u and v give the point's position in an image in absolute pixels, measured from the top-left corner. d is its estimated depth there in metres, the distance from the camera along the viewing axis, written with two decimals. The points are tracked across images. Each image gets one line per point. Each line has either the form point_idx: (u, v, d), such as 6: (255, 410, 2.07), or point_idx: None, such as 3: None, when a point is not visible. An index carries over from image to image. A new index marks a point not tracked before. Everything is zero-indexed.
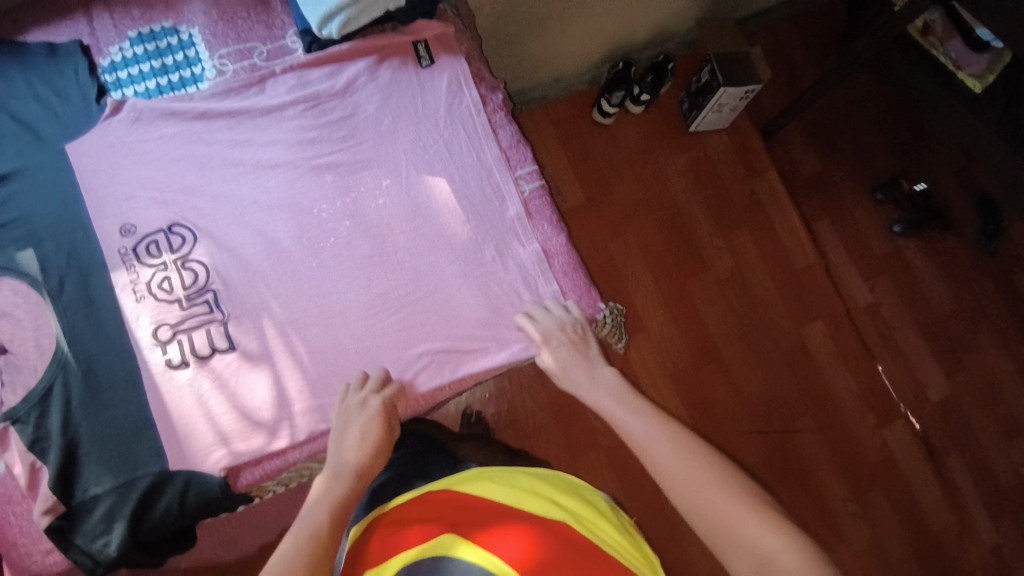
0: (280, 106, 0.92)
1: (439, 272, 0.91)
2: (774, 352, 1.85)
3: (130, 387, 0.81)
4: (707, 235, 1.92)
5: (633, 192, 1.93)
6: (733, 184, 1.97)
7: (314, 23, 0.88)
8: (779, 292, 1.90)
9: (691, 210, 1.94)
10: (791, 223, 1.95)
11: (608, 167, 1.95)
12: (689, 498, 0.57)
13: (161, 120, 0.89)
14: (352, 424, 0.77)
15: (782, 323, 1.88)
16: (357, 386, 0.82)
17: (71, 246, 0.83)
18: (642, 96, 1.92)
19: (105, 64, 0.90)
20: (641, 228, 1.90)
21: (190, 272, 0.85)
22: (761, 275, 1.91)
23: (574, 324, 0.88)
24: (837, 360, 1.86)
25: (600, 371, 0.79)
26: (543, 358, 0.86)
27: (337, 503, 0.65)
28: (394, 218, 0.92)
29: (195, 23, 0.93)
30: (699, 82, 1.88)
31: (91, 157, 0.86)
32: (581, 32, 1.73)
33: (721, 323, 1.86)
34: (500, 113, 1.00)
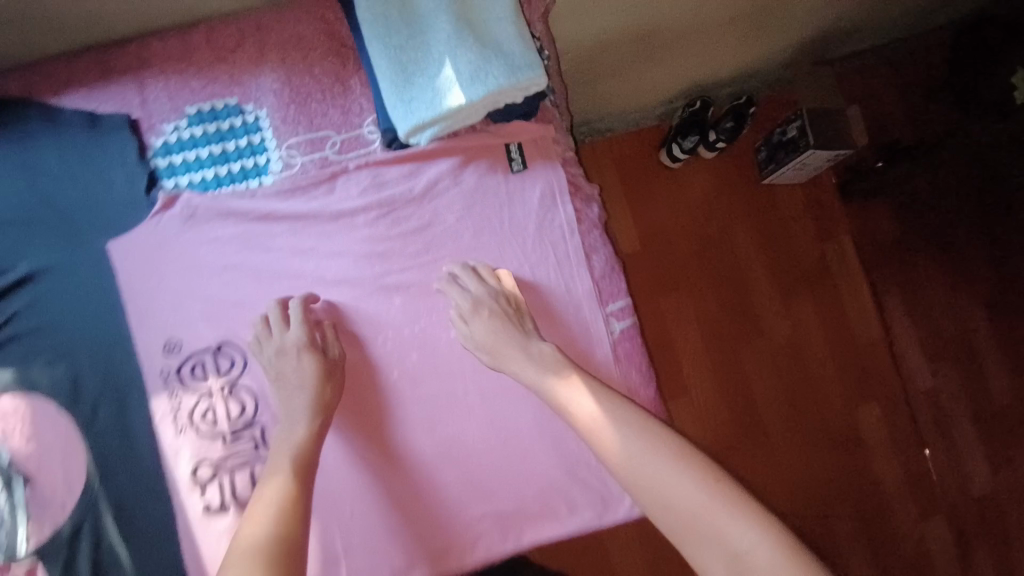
0: (351, 215, 0.80)
1: (511, 423, 0.81)
2: (829, 440, 1.46)
3: (166, 529, 0.74)
4: (761, 281, 1.49)
5: (688, 237, 1.48)
6: (796, 224, 1.52)
7: (407, 130, 0.73)
8: (839, 373, 1.49)
9: (743, 249, 1.50)
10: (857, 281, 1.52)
11: (651, 191, 1.49)
12: (660, 498, 0.66)
13: (218, 220, 0.78)
14: (286, 370, 0.76)
15: (834, 404, 1.48)
16: (264, 334, 0.77)
17: (106, 366, 0.75)
18: (718, 143, 1.43)
19: (156, 144, 0.78)
20: (682, 266, 1.47)
21: (237, 402, 0.77)
22: (822, 348, 1.50)
23: (506, 295, 0.80)
24: (887, 446, 1.48)
25: (538, 351, 0.77)
26: (474, 331, 0.79)
27: (296, 459, 0.71)
28: (466, 354, 0.82)
29: (264, 104, 0.80)
30: (784, 134, 1.41)
31: (139, 261, 0.76)
32: (679, 76, 1.35)
33: (765, 390, 1.46)
34: (595, 232, 0.87)
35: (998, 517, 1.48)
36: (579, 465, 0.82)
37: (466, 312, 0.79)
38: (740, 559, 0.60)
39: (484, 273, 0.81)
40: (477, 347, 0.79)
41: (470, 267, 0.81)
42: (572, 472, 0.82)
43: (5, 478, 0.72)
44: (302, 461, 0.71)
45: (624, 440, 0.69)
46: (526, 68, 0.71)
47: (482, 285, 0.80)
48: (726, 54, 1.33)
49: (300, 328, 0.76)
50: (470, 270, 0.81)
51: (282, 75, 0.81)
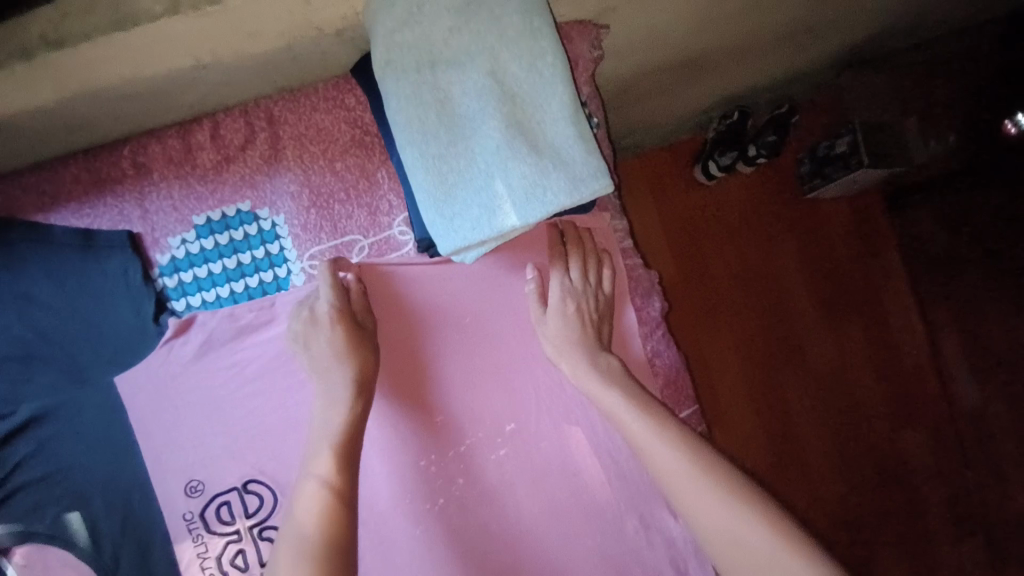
0: (394, 293, 0.73)
1: (570, 551, 0.74)
2: (873, 476, 1.27)
3: None
4: (801, 299, 1.28)
5: (723, 252, 1.27)
6: (840, 233, 1.29)
7: (451, 249, 0.63)
8: (883, 397, 1.29)
9: (782, 262, 1.28)
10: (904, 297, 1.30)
11: (688, 207, 1.27)
12: (716, 534, 0.57)
13: (237, 341, 0.70)
14: (317, 345, 0.67)
15: (875, 430, 1.29)
16: (303, 307, 0.69)
17: (125, 509, 0.68)
18: (758, 159, 1.18)
19: (163, 261, 0.70)
20: (715, 286, 1.27)
21: (268, 545, 0.69)
22: (866, 369, 1.29)
23: (598, 299, 0.74)
24: (936, 480, 1.28)
25: (604, 364, 0.70)
26: (552, 317, 0.73)
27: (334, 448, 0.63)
28: (517, 474, 0.74)
29: (282, 209, 0.70)
30: (832, 147, 1.17)
31: (149, 392, 0.68)
32: (734, 87, 1.08)
33: (805, 419, 1.28)
34: (658, 332, 0.79)
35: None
36: None
37: (557, 300, 0.72)
38: None
39: (587, 260, 0.75)
40: (550, 342, 0.72)
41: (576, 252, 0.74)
42: None
43: None
44: (344, 451, 0.63)
45: (667, 467, 0.61)
46: (588, 179, 0.60)
47: (572, 281, 0.73)
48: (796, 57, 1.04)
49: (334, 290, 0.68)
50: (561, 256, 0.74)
51: (300, 175, 0.70)
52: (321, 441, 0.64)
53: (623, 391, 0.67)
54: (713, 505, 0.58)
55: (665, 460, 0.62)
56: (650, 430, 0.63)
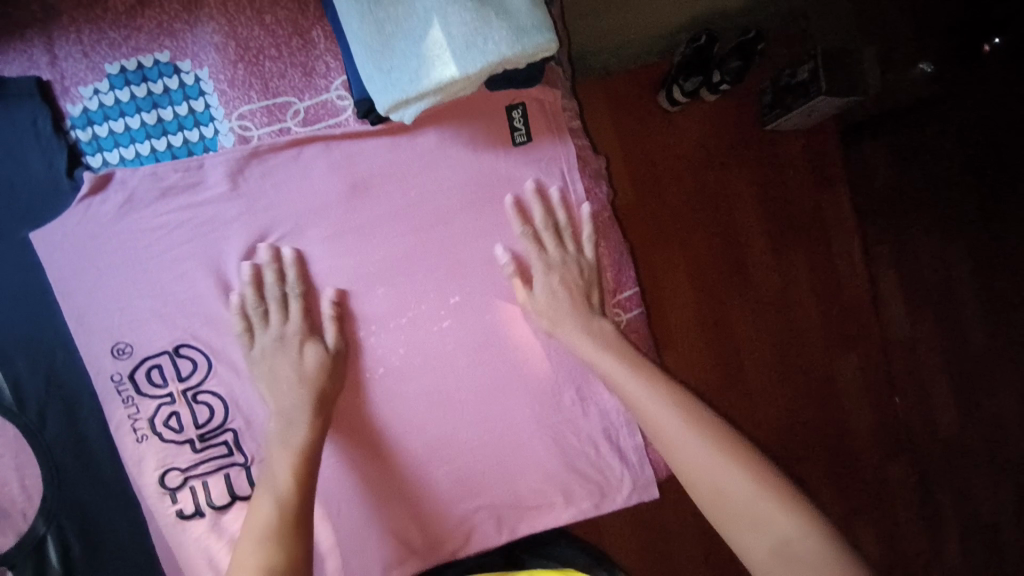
0: (346, 311, 0.73)
1: (508, 418, 0.78)
2: (810, 402, 1.33)
3: (137, 541, 0.69)
4: (755, 234, 1.31)
5: (680, 175, 1.27)
6: (794, 171, 1.32)
7: (388, 106, 0.60)
8: (822, 324, 1.34)
9: (738, 196, 1.30)
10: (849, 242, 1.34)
11: (654, 135, 1.26)
12: (706, 482, 0.63)
13: (161, 201, 0.67)
14: (282, 365, 0.69)
15: (815, 357, 1.33)
16: (257, 323, 0.70)
17: (50, 369, 0.66)
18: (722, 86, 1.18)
19: (76, 114, 0.65)
20: (677, 216, 1.27)
21: (204, 409, 0.70)
22: (809, 301, 1.34)
23: (579, 264, 0.77)
24: (868, 407, 1.34)
25: (598, 328, 0.74)
26: (537, 295, 0.75)
27: (293, 464, 0.65)
28: (457, 347, 0.76)
29: (206, 62, 0.66)
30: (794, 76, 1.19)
31: (68, 252, 0.65)
32: None
33: (752, 348, 1.31)
34: (604, 214, 0.80)
35: (960, 465, 1.21)
36: (577, 458, 0.80)
37: (543, 270, 0.75)
38: (788, 544, 0.59)
39: (564, 227, 0.77)
40: (538, 312, 0.75)
41: (562, 219, 0.76)
42: (570, 465, 0.79)
43: None
44: (301, 467, 0.65)
45: (659, 417, 0.67)
46: (532, 33, 0.58)
47: (550, 255, 0.76)
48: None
49: (300, 308, 0.71)
50: (520, 225, 0.75)
51: (224, 25, 0.66)
52: (280, 464, 0.66)
53: (622, 350, 0.73)
54: (704, 454, 0.64)
55: (657, 413, 0.67)
56: (642, 385, 0.69)
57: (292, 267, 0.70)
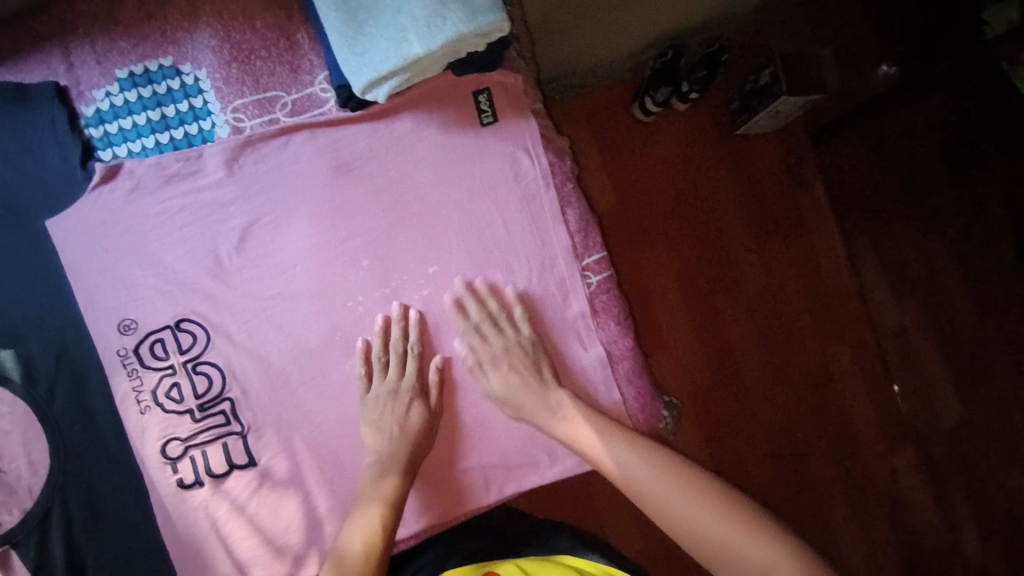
0: (450, 379, 0.81)
1: (492, 380, 0.81)
2: (806, 392, 1.41)
3: (139, 512, 0.72)
4: (737, 235, 1.42)
5: (659, 181, 1.40)
6: (770, 178, 1.43)
7: (363, 85, 0.68)
8: (811, 316, 1.42)
9: (719, 202, 1.42)
10: (831, 240, 1.43)
11: (634, 149, 1.41)
12: (685, 528, 0.68)
13: (163, 187, 0.73)
14: (392, 419, 0.77)
15: (811, 351, 1.42)
16: (376, 373, 0.78)
17: (60, 346, 0.71)
18: (691, 95, 1.34)
19: (89, 112, 0.73)
20: (660, 223, 1.40)
21: (202, 379, 0.74)
22: (796, 295, 1.42)
23: (522, 342, 0.81)
24: (862, 393, 1.42)
25: (555, 403, 0.78)
26: (492, 384, 0.80)
27: (382, 508, 0.73)
28: (439, 313, 0.81)
29: (203, 63, 0.74)
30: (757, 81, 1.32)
31: (79, 237, 0.72)
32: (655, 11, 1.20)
33: (742, 342, 1.40)
34: (569, 185, 0.86)
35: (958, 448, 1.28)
36: None
37: (489, 363, 0.80)
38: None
39: (498, 316, 0.81)
40: (498, 400, 0.80)
41: (495, 304, 0.81)
42: None
43: None
44: (390, 515, 0.73)
45: (634, 474, 0.72)
46: (486, 12, 0.66)
47: (489, 344, 0.80)
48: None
49: (414, 368, 0.79)
50: (461, 322, 0.81)
51: (220, 31, 0.74)
52: (371, 505, 0.73)
53: (594, 423, 0.77)
54: (680, 503, 0.68)
55: (631, 470, 0.72)
56: (613, 451, 0.74)
57: (415, 327, 0.79)
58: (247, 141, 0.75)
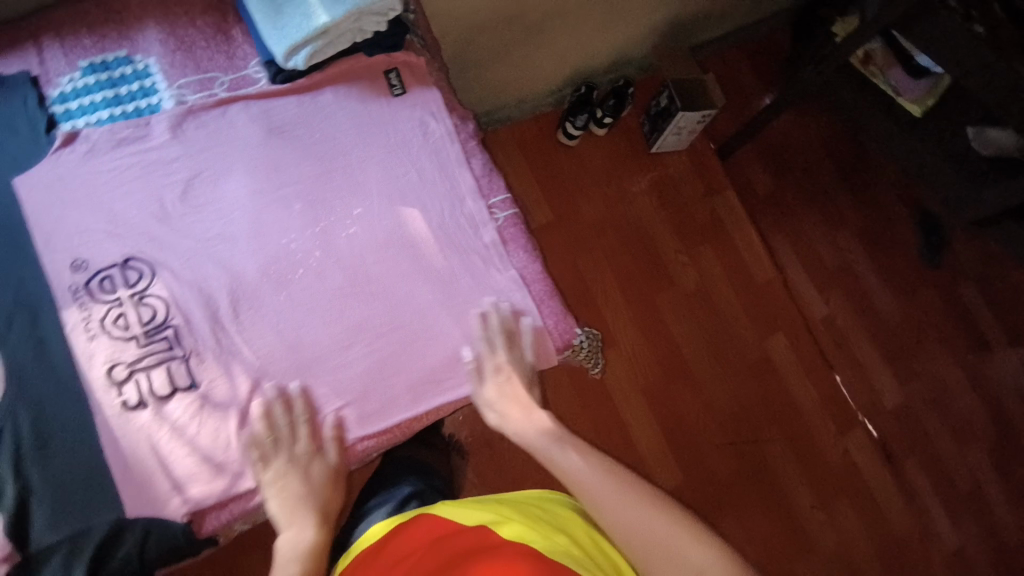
0: (370, 429, 0.87)
1: (415, 302, 0.91)
2: (746, 374, 1.68)
3: (84, 433, 0.77)
4: (672, 250, 1.74)
5: (592, 202, 1.73)
6: (693, 202, 1.79)
7: (283, 53, 0.88)
8: (743, 308, 1.73)
9: (656, 226, 1.75)
10: (750, 240, 1.79)
11: (574, 182, 1.74)
12: (628, 530, 0.66)
13: (117, 149, 0.86)
14: (294, 474, 0.81)
15: (744, 337, 1.71)
16: (270, 445, 0.81)
17: (18, 283, 0.79)
18: (606, 119, 1.72)
19: (54, 95, 0.87)
20: (608, 246, 1.71)
21: (148, 309, 0.82)
22: (726, 291, 1.74)
23: (523, 367, 0.91)
24: (798, 370, 1.71)
25: (539, 418, 0.85)
26: (484, 391, 0.88)
27: (302, 554, 0.72)
28: (365, 247, 0.92)
29: (152, 52, 0.91)
30: (659, 105, 1.71)
31: (42, 192, 0.83)
32: (551, 49, 1.55)
33: (688, 338, 1.68)
34: (472, 142, 1.03)
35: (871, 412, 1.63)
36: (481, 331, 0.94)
37: (491, 371, 0.89)
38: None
39: (511, 339, 0.92)
40: (486, 395, 0.88)
41: (510, 325, 0.92)
42: (476, 338, 0.93)
43: None
44: (313, 560, 0.71)
45: (584, 477, 0.73)
46: None
47: (498, 358, 0.90)
48: (600, 30, 1.58)
49: (306, 433, 0.83)
50: (478, 331, 0.91)
51: (166, 29, 0.93)
52: (293, 558, 0.71)
53: (563, 443, 0.79)
54: (628, 502, 0.68)
55: (585, 476, 0.73)
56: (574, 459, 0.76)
57: (300, 400, 0.84)
58: (188, 111, 0.90)
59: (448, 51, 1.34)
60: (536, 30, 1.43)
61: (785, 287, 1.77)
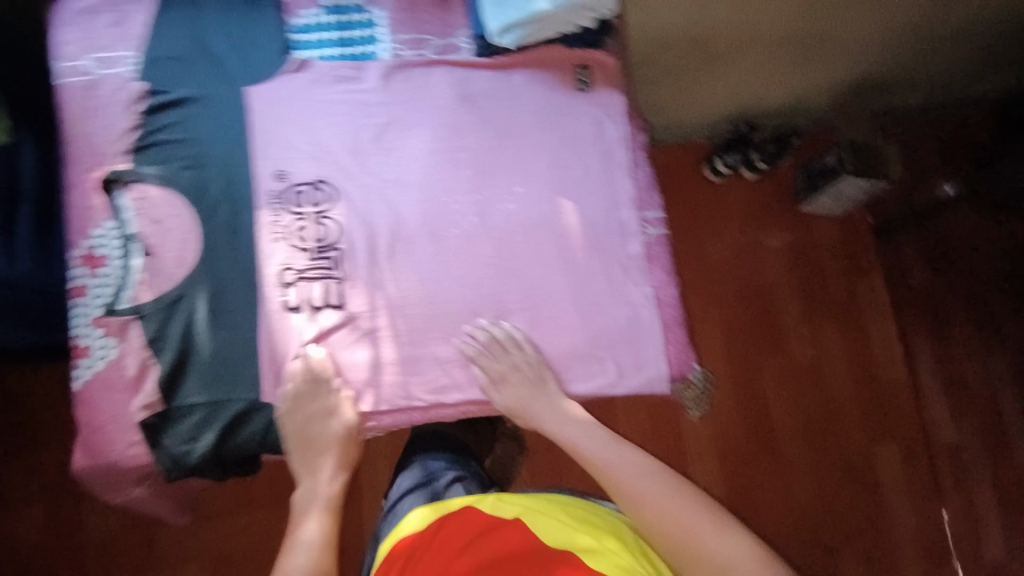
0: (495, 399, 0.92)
1: (549, 290, 0.94)
2: (839, 473, 1.54)
3: (247, 318, 0.88)
4: (793, 319, 1.62)
5: (723, 245, 1.65)
6: (830, 275, 1.66)
7: (498, 28, 0.94)
8: (857, 402, 1.59)
9: (782, 289, 1.64)
10: (885, 334, 1.63)
11: (708, 220, 1.67)
12: (656, 515, 0.74)
13: (334, 84, 0.96)
14: (318, 424, 0.88)
15: (849, 436, 1.56)
16: (307, 386, 0.87)
17: (230, 176, 0.91)
18: (759, 163, 1.63)
19: (294, 24, 0.99)
20: (725, 296, 1.62)
21: (324, 228, 0.92)
22: (842, 377, 1.60)
23: (528, 360, 0.91)
24: (899, 488, 1.54)
25: (563, 410, 0.91)
26: (499, 394, 0.91)
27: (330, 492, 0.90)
28: (519, 225, 0.95)
29: (382, 6, 1.00)
30: (824, 164, 1.59)
31: (267, 105, 0.94)
32: (730, 78, 1.47)
33: (785, 415, 1.56)
34: (641, 153, 1.03)
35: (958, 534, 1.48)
36: (602, 337, 0.94)
37: (494, 377, 0.90)
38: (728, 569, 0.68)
39: (507, 339, 0.91)
40: (501, 399, 0.91)
41: (501, 332, 0.91)
42: (594, 342, 0.93)
43: (127, 244, 0.87)
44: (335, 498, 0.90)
45: (613, 461, 0.82)
46: None
47: (491, 358, 0.90)
48: (788, 72, 1.48)
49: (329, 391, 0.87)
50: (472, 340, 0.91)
51: None
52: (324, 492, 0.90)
53: (585, 429, 0.89)
54: (666, 492, 0.76)
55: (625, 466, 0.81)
56: (596, 447, 0.86)
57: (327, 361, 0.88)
58: (399, 64, 0.98)
59: (634, 60, 1.34)
60: (725, 56, 1.38)
61: (914, 396, 1.60)
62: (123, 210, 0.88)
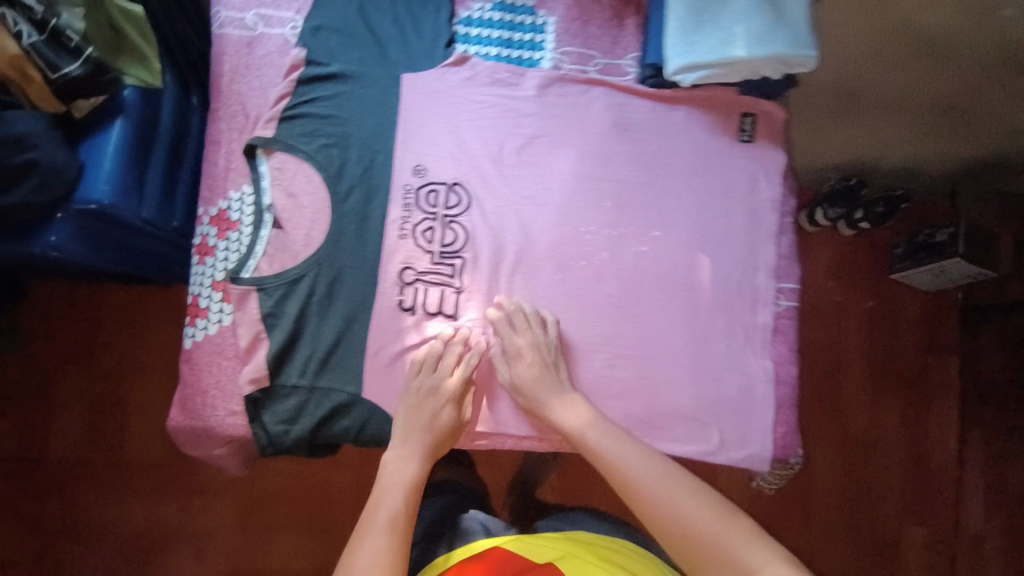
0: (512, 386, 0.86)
1: (665, 344, 0.90)
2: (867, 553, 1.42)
3: (360, 311, 0.86)
4: (855, 388, 1.46)
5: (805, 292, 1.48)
6: (908, 348, 1.48)
7: (680, 66, 0.86)
8: (902, 482, 1.45)
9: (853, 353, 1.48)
10: (947, 418, 1.47)
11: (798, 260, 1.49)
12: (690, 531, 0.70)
13: (489, 86, 0.92)
14: (426, 408, 0.82)
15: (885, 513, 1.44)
16: (428, 366, 0.83)
17: (370, 162, 0.89)
18: (861, 223, 1.40)
19: (462, 15, 0.95)
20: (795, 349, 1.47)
21: (451, 233, 0.89)
22: (893, 456, 1.46)
23: (548, 343, 0.85)
24: None
25: (569, 400, 0.83)
26: (511, 372, 0.85)
27: (405, 489, 0.79)
28: (647, 270, 0.91)
29: (554, 12, 0.95)
30: (931, 237, 1.38)
31: (418, 96, 0.90)
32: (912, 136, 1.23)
33: (825, 484, 1.44)
34: (790, 218, 0.96)
35: None
36: (711, 404, 0.89)
37: (511, 352, 0.84)
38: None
39: (531, 317, 0.86)
40: (512, 376, 0.85)
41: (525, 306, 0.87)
42: (703, 407, 0.89)
43: (260, 214, 0.87)
44: (413, 495, 0.79)
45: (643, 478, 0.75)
46: (807, 49, 0.83)
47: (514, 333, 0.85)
48: (992, 135, 1.19)
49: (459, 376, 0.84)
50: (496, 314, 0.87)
51: None
52: (398, 490, 0.79)
53: (599, 425, 0.81)
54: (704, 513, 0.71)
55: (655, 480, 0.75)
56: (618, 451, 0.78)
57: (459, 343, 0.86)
58: (560, 78, 0.93)
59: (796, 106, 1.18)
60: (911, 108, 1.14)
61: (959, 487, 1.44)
62: (262, 177, 0.88)
